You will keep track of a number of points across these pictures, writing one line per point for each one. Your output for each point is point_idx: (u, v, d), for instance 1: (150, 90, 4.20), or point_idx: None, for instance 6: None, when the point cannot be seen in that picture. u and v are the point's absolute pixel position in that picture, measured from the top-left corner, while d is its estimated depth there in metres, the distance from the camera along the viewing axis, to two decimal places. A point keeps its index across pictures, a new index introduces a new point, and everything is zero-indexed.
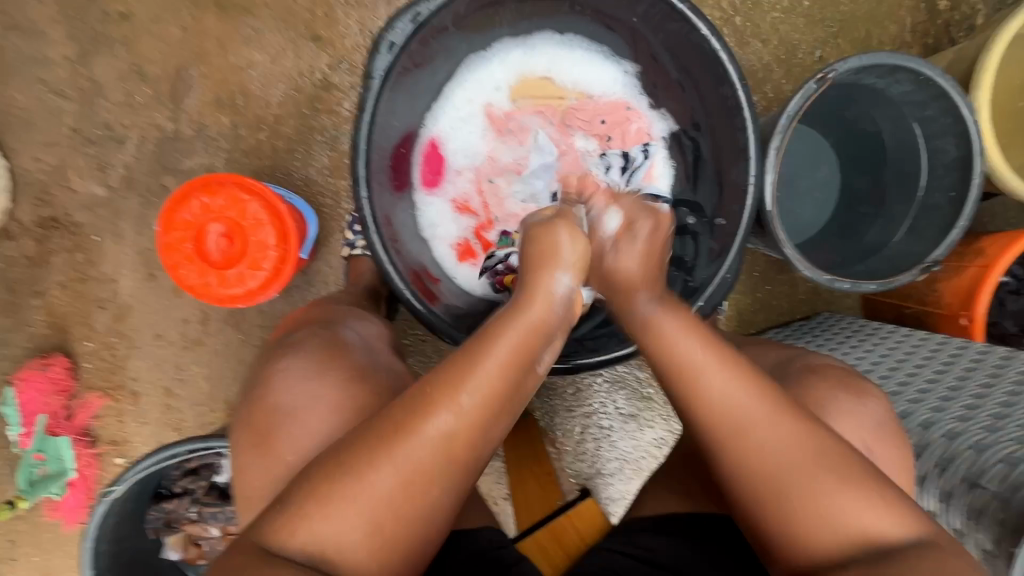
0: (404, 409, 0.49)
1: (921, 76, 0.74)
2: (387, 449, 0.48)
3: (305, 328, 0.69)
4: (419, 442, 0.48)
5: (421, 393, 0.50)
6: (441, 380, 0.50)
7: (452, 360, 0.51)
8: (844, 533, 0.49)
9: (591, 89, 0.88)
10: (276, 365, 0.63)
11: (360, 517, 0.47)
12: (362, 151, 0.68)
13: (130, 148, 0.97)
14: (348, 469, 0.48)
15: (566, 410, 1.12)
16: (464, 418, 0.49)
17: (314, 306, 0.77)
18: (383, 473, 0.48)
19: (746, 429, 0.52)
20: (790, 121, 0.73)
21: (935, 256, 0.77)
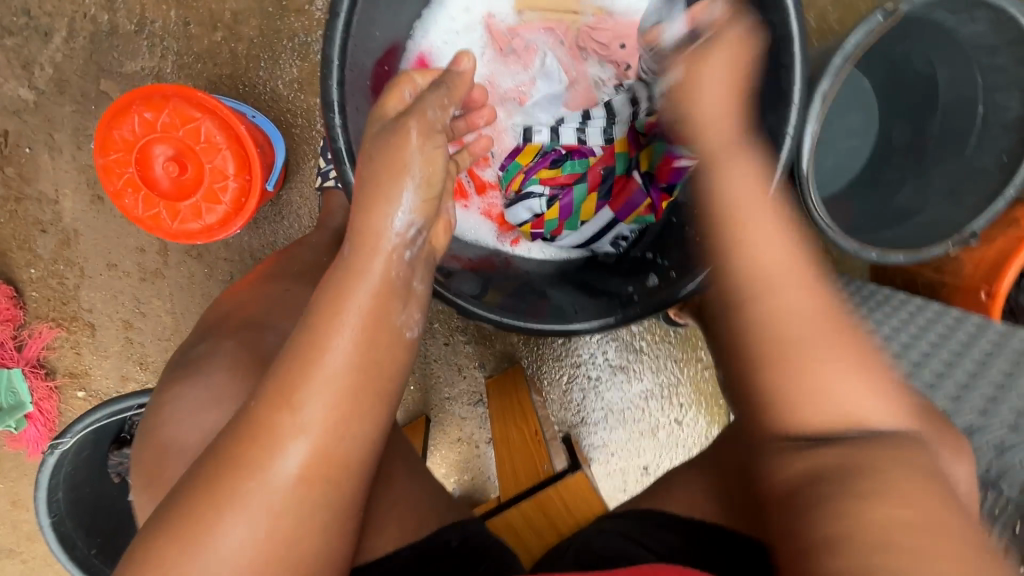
0: (246, 421, 0.43)
1: (1003, 15, 0.63)
2: (243, 468, 0.42)
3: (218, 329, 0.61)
4: (284, 454, 0.42)
5: (258, 418, 0.43)
6: (273, 395, 0.43)
7: (300, 337, 0.44)
8: (886, 511, 0.38)
9: (613, 5, 0.74)
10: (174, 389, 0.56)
11: (246, 538, 0.41)
12: (335, 66, 0.56)
13: (57, 42, 0.81)
14: (212, 500, 0.41)
15: (554, 360, 1.08)
16: (329, 405, 0.43)
17: (253, 282, 0.68)
18: (235, 522, 0.41)
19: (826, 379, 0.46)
20: (845, 61, 0.61)
21: (974, 227, 0.70)
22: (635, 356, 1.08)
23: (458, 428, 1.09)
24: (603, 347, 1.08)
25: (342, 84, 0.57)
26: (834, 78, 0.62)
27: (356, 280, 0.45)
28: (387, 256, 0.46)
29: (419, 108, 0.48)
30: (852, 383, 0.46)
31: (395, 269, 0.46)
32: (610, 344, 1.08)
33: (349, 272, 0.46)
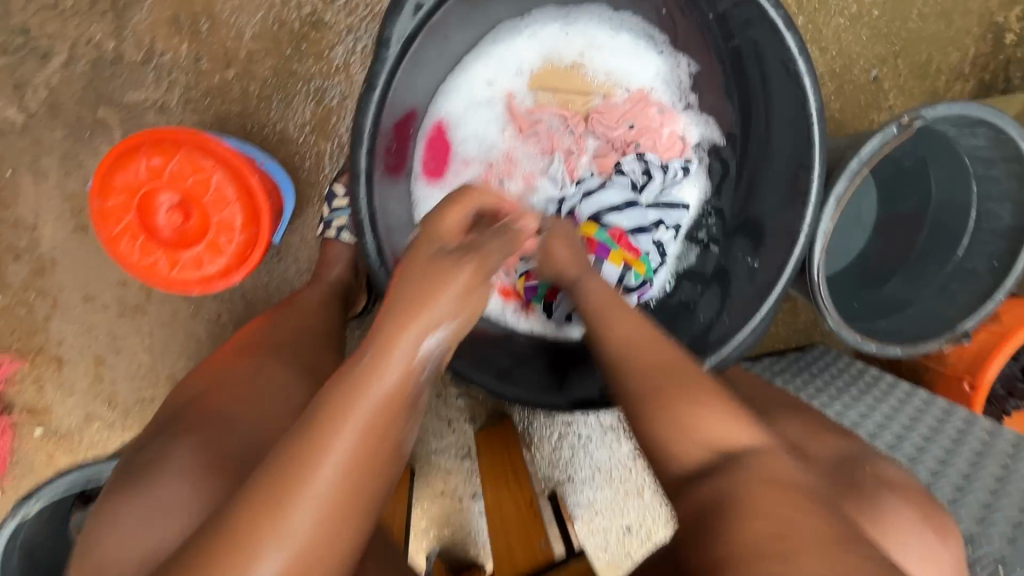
0: (209, 547, 0.37)
1: (1003, 135, 0.66)
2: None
3: (173, 422, 0.56)
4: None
5: (234, 523, 0.37)
6: (262, 500, 0.37)
7: (280, 455, 0.39)
8: (764, 530, 0.37)
9: (626, 83, 0.76)
10: (119, 496, 0.50)
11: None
12: (365, 137, 0.54)
13: (55, 65, 0.77)
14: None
15: (546, 416, 1.07)
16: (302, 551, 0.37)
17: (231, 359, 0.63)
18: None
19: None
20: (861, 166, 0.64)
21: (966, 327, 0.73)
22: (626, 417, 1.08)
23: (443, 480, 1.05)
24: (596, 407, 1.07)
25: (371, 154, 0.55)
26: (848, 181, 0.64)
27: (354, 406, 0.40)
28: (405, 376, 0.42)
29: (480, 250, 0.47)
30: (728, 434, 0.43)
31: (396, 395, 0.41)
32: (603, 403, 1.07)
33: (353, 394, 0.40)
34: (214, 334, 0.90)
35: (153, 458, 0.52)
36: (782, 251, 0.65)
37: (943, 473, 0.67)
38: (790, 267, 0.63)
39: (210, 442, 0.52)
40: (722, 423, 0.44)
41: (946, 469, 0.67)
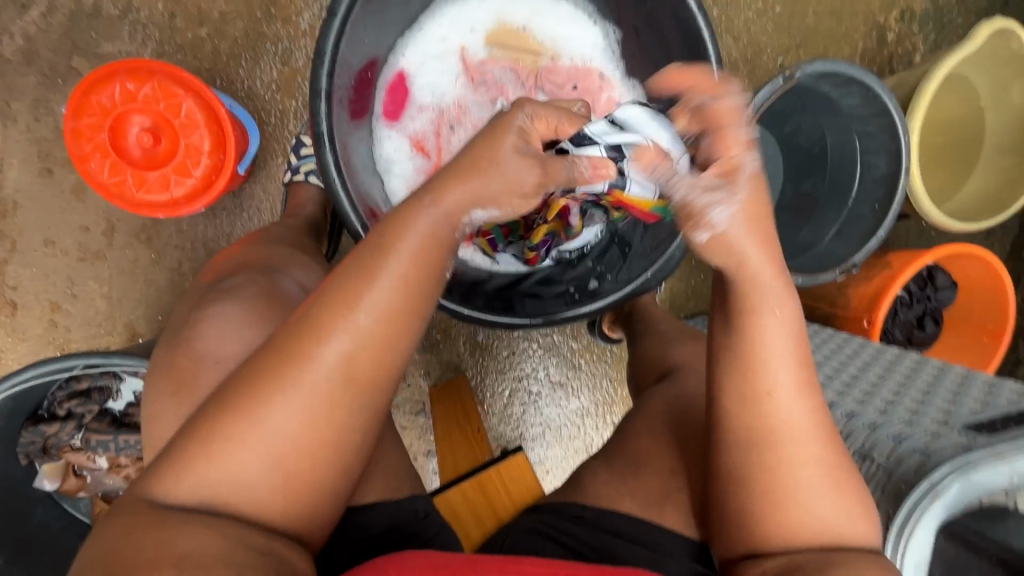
0: (286, 334, 0.45)
1: (870, 92, 0.80)
2: (272, 379, 0.44)
3: (243, 272, 0.69)
4: (314, 368, 0.44)
5: (306, 318, 0.45)
6: (328, 303, 0.45)
7: (346, 274, 0.47)
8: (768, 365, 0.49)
9: (567, 51, 0.86)
10: (204, 312, 0.63)
11: (258, 456, 0.43)
12: (326, 59, 0.63)
13: (32, 15, 0.82)
14: (238, 409, 0.44)
15: (497, 373, 1.11)
16: (363, 342, 0.45)
17: (247, 246, 0.76)
18: (280, 406, 0.43)
19: (773, 421, 0.48)
20: (753, 113, 0.78)
21: (855, 260, 0.85)
22: (574, 374, 1.13)
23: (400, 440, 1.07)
24: (545, 363, 1.12)
25: (331, 75, 0.64)
26: None
27: (406, 237, 0.47)
28: (452, 221, 0.49)
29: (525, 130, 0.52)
30: (786, 382, 0.48)
31: (444, 228, 0.48)
32: (552, 360, 1.12)
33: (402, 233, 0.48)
34: (175, 282, 0.92)
35: (235, 287, 0.66)
36: None
37: (833, 378, 0.75)
38: None
39: (265, 291, 0.65)
40: (782, 358, 0.48)
41: (835, 376, 0.76)
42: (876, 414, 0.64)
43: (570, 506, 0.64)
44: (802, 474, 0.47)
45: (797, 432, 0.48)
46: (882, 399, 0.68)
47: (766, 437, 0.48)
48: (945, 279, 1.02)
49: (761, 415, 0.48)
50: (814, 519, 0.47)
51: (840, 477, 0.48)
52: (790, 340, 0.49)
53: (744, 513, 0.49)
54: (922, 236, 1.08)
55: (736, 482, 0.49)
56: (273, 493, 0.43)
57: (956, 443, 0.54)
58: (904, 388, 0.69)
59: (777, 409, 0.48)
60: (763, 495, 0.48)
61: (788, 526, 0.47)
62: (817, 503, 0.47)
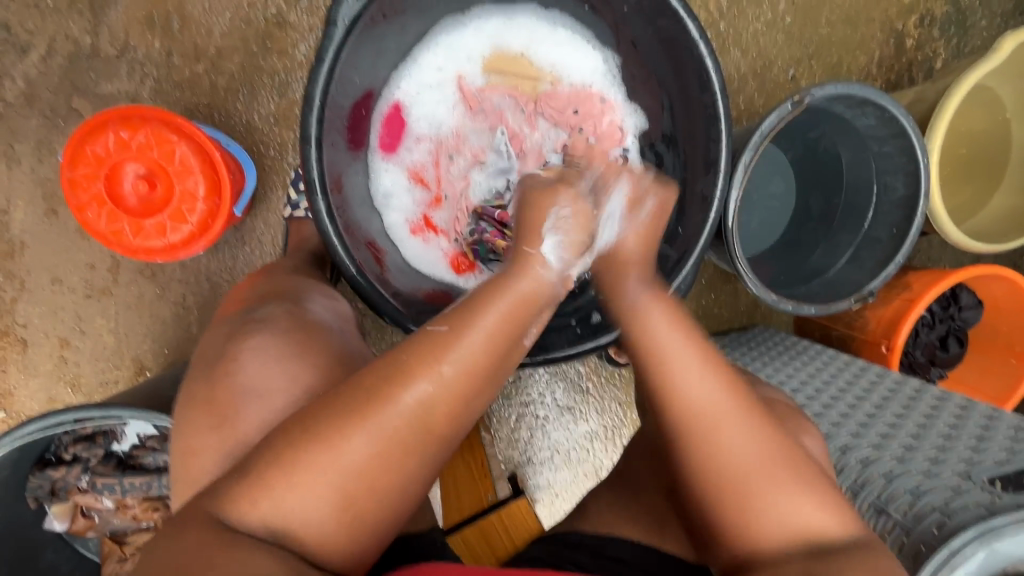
0: (377, 373, 0.45)
1: (886, 112, 0.76)
2: (357, 413, 0.44)
3: (273, 302, 0.63)
4: (395, 411, 0.44)
5: (399, 357, 0.46)
6: (421, 346, 0.46)
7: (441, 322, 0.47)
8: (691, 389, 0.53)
9: (567, 75, 0.83)
10: (243, 343, 0.57)
11: (331, 489, 0.43)
12: (315, 104, 0.63)
13: (35, 59, 0.84)
14: (319, 438, 0.43)
15: (504, 397, 1.08)
16: (445, 392, 0.45)
17: (263, 277, 0.69)
18: (357, 442, 0.43)
19: (715, 429, 0.52)
20: (762, 139, 0.75)
21: (871, 287, 0.82)
22: (581, 398, 1.09)
23: None
24: (551, 388, 1.09)
25: (320, 121, 0.64)
26: (753, 152, 0.75)
27: (501, 294, 0.50)
28: (541, 277, 0.53)
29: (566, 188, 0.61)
30: (689, 372, 0.53)
31: (534, 290, 0.52)
32: (559, 384, 1.09)
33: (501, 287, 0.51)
34: (180, 316, 0.92)
35: (271, 319, 0.60)
36: (701, 218, 0.71)
37: (853, 415, 0.73)
38: (707, 232, 0.70)
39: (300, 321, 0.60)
40: (676, 349, 0.55)
41: (855, 412, 0.73)
42: (892, 460, 0.62)
43: (569, 534, 0.61)
44: (739, 455, 0.51)
45: (721, 413, 0.52)
46: (899, 441, 0.65)
47: (700, 420, 0.52)
48: (970, 299, 0.97)
49: (675, 402, 0.53)
50: (785, 511, 0.49)
51: (799, 474, 0.51)
52: (674, 329, 0.56)
53: (719, 515, 0.51)
54: (945, 251, 1.03)
55: (696, 479, 0.52)
56: (337, 532, 0.43)
57: (976, 505, 0.52)
58: (926, 426, 0.66)
59: (680, 384, 0.53)
60: (721, 491, 0.51)
61: (748, 509, 0.50)
62: (782, 491, 0.50)
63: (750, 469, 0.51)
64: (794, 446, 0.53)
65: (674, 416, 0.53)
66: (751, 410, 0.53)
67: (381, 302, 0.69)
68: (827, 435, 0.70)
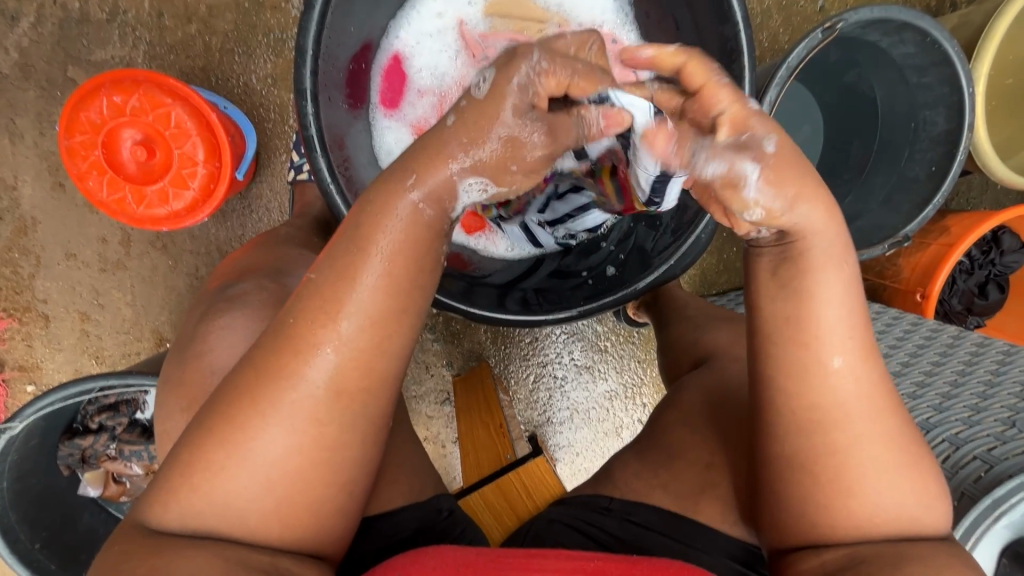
0: (264, 350, 0.41)
1: (927, 38, 0.69)
2: (257, 401, 0.40)
3: (250, 276, 0.60)
4: (300, 388, 0.40)
5: (286, 327, 0.41)
6: (305, 308, 0.41)
7: (319, 275, 0.41)
8: (834, 377, 0.43)
9: (576, 16, 0.78)
10: (213, 323, 0.55)
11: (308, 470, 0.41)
12: (307, 58, 0.60)
13: (25, 28, 0.82)
14: (220, 434, 0.40)
15: (521, 358, 1.06)
16: (351, 354, 0.40)
17: (254, 249, 0.66)
18: (268, 430, 0.40)
19: (844, 411, 0.43)
20: (789, 74, 0.69)
21: (907, 231, 0.77)
22: (600, 356, 1.08)
23: (425, 427, 1.04)
24: (569, 347, 1.07)
25: (315, 73, 0.61)
26: (778, 89, 0.69)
27: (385, 224, 0.41)
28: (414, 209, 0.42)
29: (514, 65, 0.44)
30: (847, 356, 0.43)
31: (422, 234, 0.42)
32: (576, 344, 1.07)
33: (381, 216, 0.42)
34: (194, 287, 0.92)
35: (243, 297, 0.57)
36: None
37: (885, 364, 0.70)
38: None
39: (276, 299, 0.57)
40: (839, 328, 0.42)
41: (888, 361, 0.70)
42: (928, 410, 0.59)
43: (597, 499, 0.60)
44: (863, 448, 0.43)
45: (854, 412, 0.43)
46: (937, 390, 0.62)
47: (836, 409, 0.43)
48: (1013, 242, 0.91)
49: (814, 381, 0.43)
50: (886, 504, 0.43)
51: (911, 467, 0.44)
52: (842, 311, 0.43)
53: (806, 502, 0.44)
54: (986, 191, 0.96)
55: (802, 458, 0.44)
56: (261, 536, 0.40)
57: (1019, 452, 0.49)
58: (965, 373, 0.63)
59: (831, 369, 0.43)
60: (824, 473, 0.43)
61: (852, 498, 0.43)
62: (896, 487, 0.43)
63: (867, 458, 0.43)
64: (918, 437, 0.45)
65: (790, 393, 0.44)
66: (892, 409, 0.44)
67: None
68: None
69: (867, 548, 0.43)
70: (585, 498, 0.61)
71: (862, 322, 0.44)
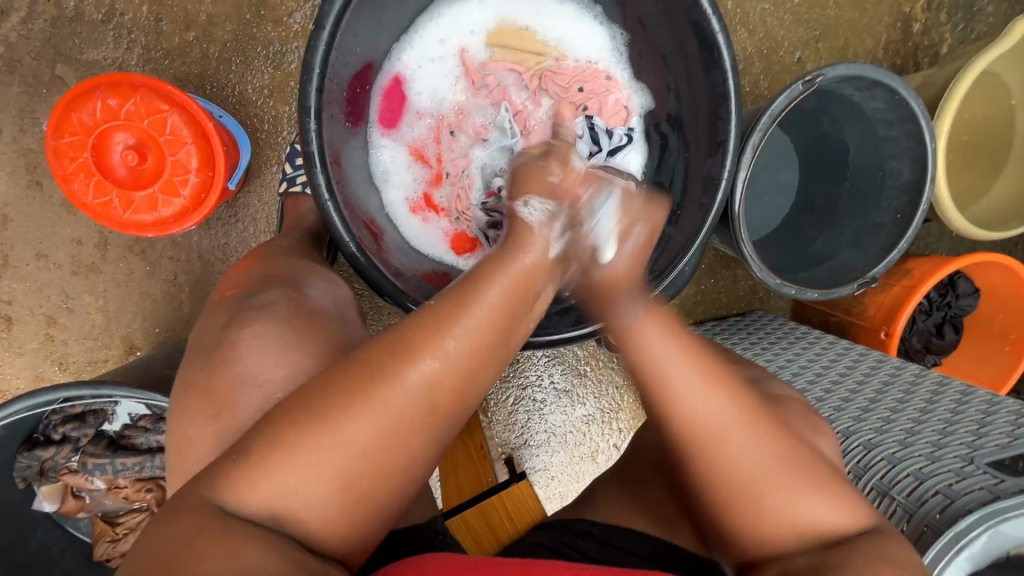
0: (381, 348, 0.43)
1: (896, 96, 0.75)
2: (360, 395, 0.42)
3: (272, 286, 0.59)
4: (397, 391, 0.42)
5: (402, 336, 0.44)
6: (425, 323, 0.44)
7: (439, 301, 0.45)
8: (706, 412, 0.50)
9: (573, 51, 0.81)
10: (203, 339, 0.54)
11: (341, 473, 0.41)
12: (314, 76, 0.60)
13: (14, 22, 0.80)
14: (319, 417, 0.41)
15: (501, 381, 1.08)
16: (451, 369, 0.43)
17: (255, 261, 0.66)
18: (361, 426, 0.41)
19: (724, 437, 0.49)
20: (771, 120, 0.73)
21: (874, 273, 0.81)
22: (579, 381, 1.09)
23: None
24: (550, 371, 1.08)
25: (320, 91, 0.62)
26: (762, 133, 0.73)
27: (503, 272, 0.47)
28: (541, 254, 0.49)
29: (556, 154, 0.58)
30: (694, 389, 0.50)
31: (539, 273, 0.49)
32: (557, 367, 1.09)
33: (503, 264, 0.48)
34: (171, 295, 0.90)
35: (267, 308, 0.56)
36: (707, 199, 0.70)
37: (854, 399, 0.73)
38: (712, 216, 0.68)
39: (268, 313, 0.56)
40: (684, 372, 0.50)
41: (856, 396, 0.73)
42: (895, 444, 0.62)
43: (579, 522, 0.60)
44: (745, 470, 0.49)
45: (727, 431, 0.49)
46: (902, 425, 0.65)
47: (706, 439, 0.50)
48: (967, 286, 0.98)
49: (681, 418, 0.50)
50: (803, 514, 0.48)
51: (806, 475, 0.49)
52: (679, 348, 0.51)
53: (728, 521, 0.50)
54: (944, 237, 1.03)
55: (707, 492, 0.51)
56: (337, 518, 0.41)
57: (980, 487, 0.52)
58: (926, 411, 0.67)
59: (680, 401, 0.50)
60: (738, 508, 0.49)
61: (755, 501, 0.49)
62: (797, 495, 0.49)
63: (757, 476, 0.49)
64: (804, 448, 0.51)
65: (682, 440, 0.51)
66: (763, 426, 0.50)
67: (379, 280, 0.66)
68: (829, 418, 0.70)
69: (797, 559, 0.47)
70: (569, 522, 0.61)
71: (707, 357, 0.51)
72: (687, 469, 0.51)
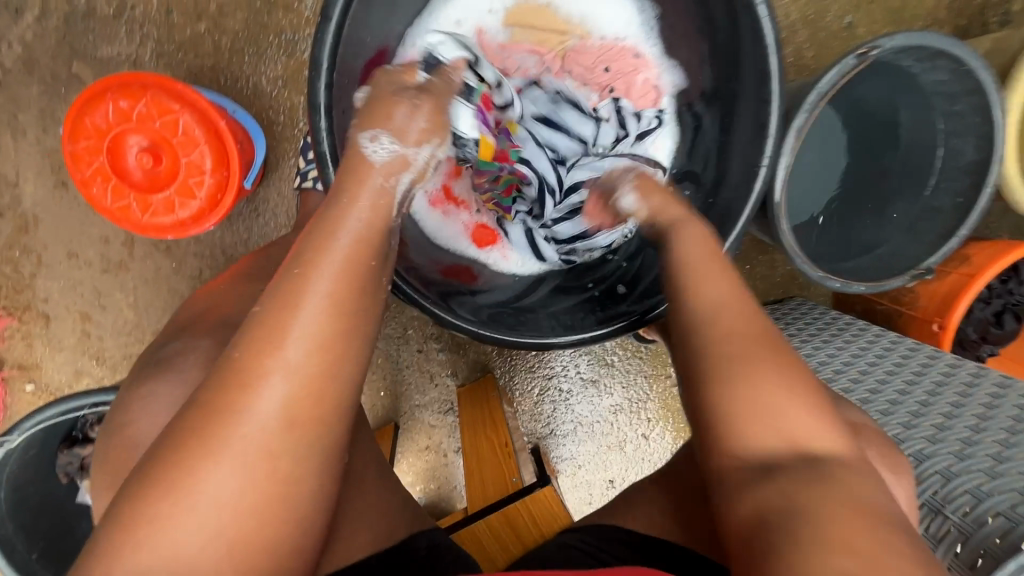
0: (213, 388, 0.38)
1: (963, 66, 0.67)
2: (209, 439, 0.37)
3: (200, 320, 0.55)
4: (248, 422, 0.37)
5: (232, 362, 0.38)
6: (253, 336, 0.39)
7: (262, 307, 0.40)
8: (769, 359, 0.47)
9: (598, 26, 0.75)
10: None
11: (220, 521, 0.36)
12: (324, 70, 0.57)
13: (28, 21, 0.79)
14: (180, 468, 0.36)
15: (527, 371, 1.06)
16: (302, 378, 0.38)
17: (223, 281, 0.61)
18: (222, 470, 0.36)
19: (771, 389, 0.46)
20: (818, 99, 0.65)
21: (930, 263, 0.75)
22: (606, 370, 1.07)
23: (427, 436, 1.07)
24: (575, 361, 1.07)
25: (330, 87, 0.58)
26: (808, 114, 0.66)
27: (328, 246, 0.41)
28: (379, 208, 0.44)
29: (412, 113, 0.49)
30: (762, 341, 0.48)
31: (376, 236, 0.43)
32: (583, 358, 1.07)
33: (325, 242, 0.42)
34: (197, 290, 0.90)
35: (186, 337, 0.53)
36: (744, 189, 0.65)
37: (903, 402, 0.68)
38: (749, 207, 0.64)
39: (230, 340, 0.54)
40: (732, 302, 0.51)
41: (906, 399, 0.68)
42: (950, 456, 0.57)
43: (612, 530, 0.58)
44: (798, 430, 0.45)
45: (789, 386, 0.46)
46: (957, 434, 0.60)
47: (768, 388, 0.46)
48: None
49: (739, 361, 0.47)
50: (852, 492, 0.41)
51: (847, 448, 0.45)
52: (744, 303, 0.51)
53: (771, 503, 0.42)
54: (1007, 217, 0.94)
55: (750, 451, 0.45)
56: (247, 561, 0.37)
57: None
58: (986, 419, 0.61)
59: (756, 360, 0.47)
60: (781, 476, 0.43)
61: (772, 477, 0.44)
62: (846, 472, 0.43)
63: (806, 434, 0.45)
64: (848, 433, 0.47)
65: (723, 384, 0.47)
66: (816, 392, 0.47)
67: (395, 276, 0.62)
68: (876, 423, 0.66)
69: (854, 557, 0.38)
70: (605, 523, 0.60)
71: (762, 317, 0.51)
72: (728, 414, 0.47)
